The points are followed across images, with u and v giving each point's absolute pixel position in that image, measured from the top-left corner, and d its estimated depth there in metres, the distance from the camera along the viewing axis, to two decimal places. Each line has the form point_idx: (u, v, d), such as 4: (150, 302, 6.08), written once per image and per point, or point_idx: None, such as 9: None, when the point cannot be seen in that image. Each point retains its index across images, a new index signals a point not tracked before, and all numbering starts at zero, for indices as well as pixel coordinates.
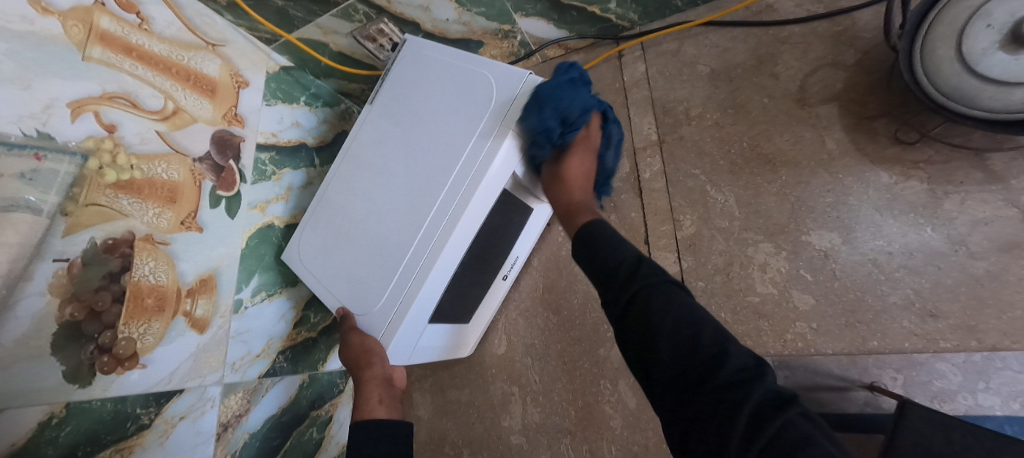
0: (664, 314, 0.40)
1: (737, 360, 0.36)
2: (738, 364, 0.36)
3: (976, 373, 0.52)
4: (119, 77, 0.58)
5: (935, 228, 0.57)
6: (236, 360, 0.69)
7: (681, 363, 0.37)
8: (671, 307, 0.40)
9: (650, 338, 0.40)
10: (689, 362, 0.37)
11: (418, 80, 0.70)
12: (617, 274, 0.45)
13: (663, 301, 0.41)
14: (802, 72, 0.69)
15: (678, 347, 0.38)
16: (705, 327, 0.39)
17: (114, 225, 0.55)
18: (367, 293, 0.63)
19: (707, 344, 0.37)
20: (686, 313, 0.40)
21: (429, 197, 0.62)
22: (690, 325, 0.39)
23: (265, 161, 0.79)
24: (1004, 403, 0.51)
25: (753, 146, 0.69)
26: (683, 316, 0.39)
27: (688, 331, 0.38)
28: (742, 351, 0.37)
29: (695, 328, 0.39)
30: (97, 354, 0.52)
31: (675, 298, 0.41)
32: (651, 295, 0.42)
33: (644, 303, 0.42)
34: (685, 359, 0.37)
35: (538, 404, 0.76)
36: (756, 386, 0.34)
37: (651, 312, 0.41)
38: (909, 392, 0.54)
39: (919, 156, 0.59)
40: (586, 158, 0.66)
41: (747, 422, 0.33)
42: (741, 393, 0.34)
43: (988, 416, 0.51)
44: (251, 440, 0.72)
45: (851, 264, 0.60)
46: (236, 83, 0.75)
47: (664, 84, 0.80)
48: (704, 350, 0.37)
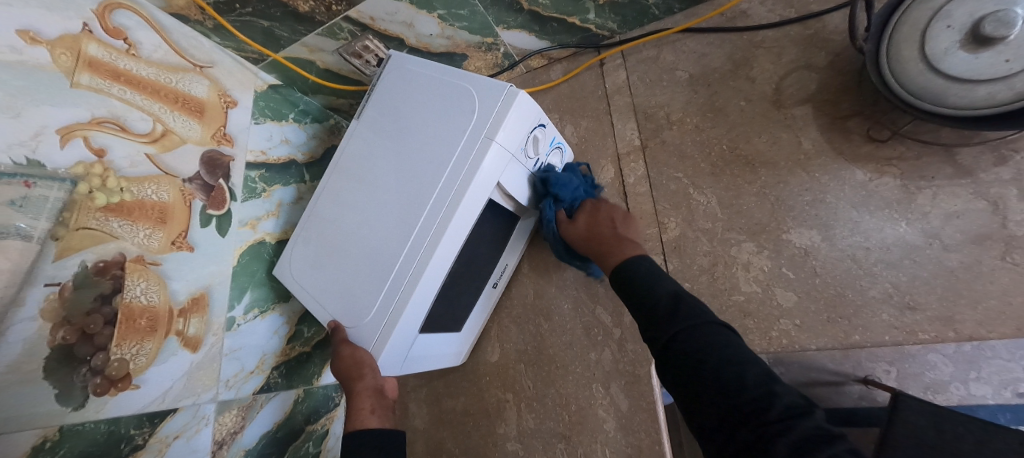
0: (709, 351, 0.41)
1: (786, 400, 0.36)
2: (786, 402, 0.36)
3: (966, 363, 0.53)
4: (107, 102, 0.59)
5: (910, 222, 0.58)
6: (230, 377, 0.70)
7: (727, 399, 0.38)
8: (715, 345, 0.41)
9: (697, 373, 0.40)
10: (736, 398, 0.38)
11: (404, 94, 0.71)
12: (659, 311, 0.46)
13: (710, 339, 0.42)
14: (777, 75, 0.71)
15: (724, 382, 0.39)
16: (751, 365, 0.39)
17: (105, 247, 0.56)
18: (358, 304, 0.64)
19: (755, 383, 0.38)
20: (730, 350, 0.41)
21: (416, 208, 0.63)
22: (736, 364, 0.39)
23: (254, 179, 0.80)
24: (995, 392, 0.52)
25: (733, 148, 0.71)
26: (728, 354, 0.40)
27: (733, 367, 0.39)
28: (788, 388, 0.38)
29: (742, 367, 0.39)
30: (90, 376, 0.52)
31: (720, 335, 0.42)
32: (695, 333, 0.43)
33: (689, 340, 0.42)
34: (732, 394, 0.38)
35: (532, 410, 0.77)
36: (802, 422, 0.35)
37: (696, 347, 0.42)
38: (903, 385, 0.55)
39: (891, 152, 0.60)
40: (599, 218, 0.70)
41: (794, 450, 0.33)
42: (790, 426, 0.34)
43: (981, 406, 0.52)
44: (247, 456, 0.72)
45: (830, 261, 0.61)
46: (225, 103, 0.76)
47: (645, 90, 0.81)
48: (752, 388, 0.38)
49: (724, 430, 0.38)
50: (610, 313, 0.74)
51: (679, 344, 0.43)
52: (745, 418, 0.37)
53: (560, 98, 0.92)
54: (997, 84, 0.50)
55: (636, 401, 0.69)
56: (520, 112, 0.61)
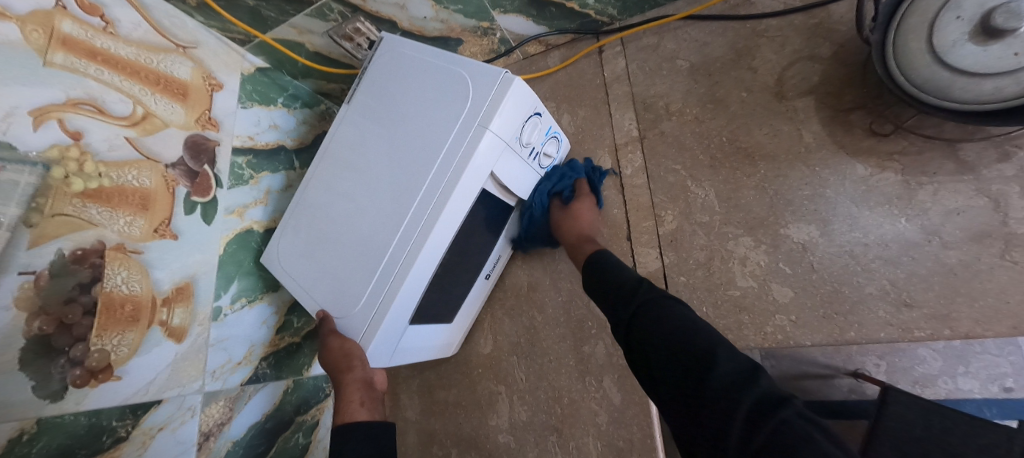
0: (662, 325, 0.41)
1: (732, 364, 0.36)
2: (732, 368, 0.36)
3: (955, 358, 0.52)
4: (83, 82, 0.56)
5: (909, 218, 0.57)
6: (217, 367, 0.68)
7: (676, 367, 0.38)
8: (671, 318, 0.42)
9: (652, 345, 0.41)
10: (687, 367, 0.38)
11: (396, 78, 0.69)
12: (624, 289, 0.48)
13: (670, 313, 0.42)
14: (779, 65, 0.69)
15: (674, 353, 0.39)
16: (703, 333, 0.40)
17: (83, 234, 0.54)
18: (347, 294, 0.62)
19: (701, 350, 0.38)
20: (686, 323, 0.41)
21: (409, 196, 0.61)
22: (687, 332, 0.40)
23: (241, 165, 0.77)
24: (983, 386, 0.51)
25: (732, 140, 0.69)
26: (680, 323, 0.41)
27: (688, 335, 0.40)
28: (738, 355, 0.38)
29: (691, 336, 0.39)
30: (69, 367, 0.51)
31: (676, 308, 0.43)
32: (654, 308, 0.43)
33: (645, 312, 0.44)
34: (683, 361, 0.38)
35: (524, 403, 0.76)
36: (750, 389, 0.34)
37: (651, 320, 0.42)
38: (891, 378, 0.54)
39: (893, 147, 0.59)
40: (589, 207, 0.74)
41: (742, 415, 0.33)
42: (736, 393, 0.34)
43: (967, 400, 0.52)
44: (235, 448, 0.71)
45: (828, 256, 0.60)
46: (209, 86, 0.73)
47: (644, 79, 0.79)
48: (700, 353, 0.38)
49: (679, 398, 0.37)
50: None
51: (638, 319, 0.44)
52: (695, 387, 0.36)
53: (557, 86, 0.89)
54: (1005, 78, 0.48)
55: (629, 395, 0.69)
56: (516, 100, 0.59)
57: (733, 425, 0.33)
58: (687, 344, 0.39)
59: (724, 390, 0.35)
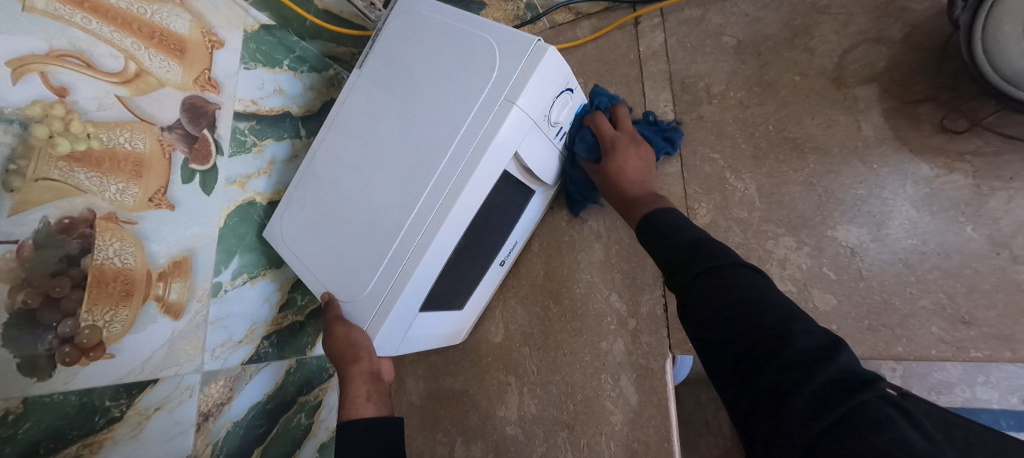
0: (725, 290, 0.37)
1: (807, 340, 0.31)
2: (807, 344, 0.31)
3: (976, 366, 0.50)
4: (68, 32, 0.50)
5: (976, 227, 0.52)
6: (216, 346, 0.65)
7: (739, 337, 0.34)
8: (736, 286, 0.36)
9: (710, 313, 0.36)
10: (751, 338, 0.33)
11: (414, 42, 0.62)
12: (681, 254, 0.43)
13: (740, 281, 0.37)
14: (840, 47, 0.62)
15: (736, 319, 0.34)
16: (775, 307, 0.34)
17: (70, 202, 0.49)
18: (355, 278, 0.58)
19: (770, 323, 0.33)
20: (754, 291, 0.36)
21: (424, 175, 0.56)
22: (755, 302, 0.35)
23: (244, 131, 0.72)
24: (1002, 397, 0.49)
25: (780, 129, 0.63)
26: (748, 291, 0.36)
27: (755, 306, 0.34)
28: (817, 332, 0.32)
29: (759, 303, 0.34)
30: (57, 345, 0.47)
31: (742, 275, 0.37)
32: (716, 274, 0.38)
33: (706, 279, 0.38)
34: (746, 329, 0.34)
35: (535, 396, 0.73)
36: (825, 366, 0.29)
37: (710, 289, 0.37)
38: (906, 383, 0.52)
39: (966, 146, 0.53)
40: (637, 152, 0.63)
41: (813, 392, 0.28)
42: (808, 369, 0.29)
43: (984, 410, 0.50)
44: (236, 428, 0.69)
45: (879, 264, 0.55)
46: (209, 43, 0.67)
47: (684, 56, 0.72)
48: (767, 324, 0.33)
49: (738, 377, 0.33)
50: (626, 302, 0.69)
51: (698, 285, 0.39)
52: (756, 362, 0.32)
53: (585, 60, 0.82)
54: None
55: (647, 396, 0.66)
56: (548, 74, 0.53)
57: (800, 398, 0.28)
58: (754, 312, 0.34)
59: (793, 364, 0.30)
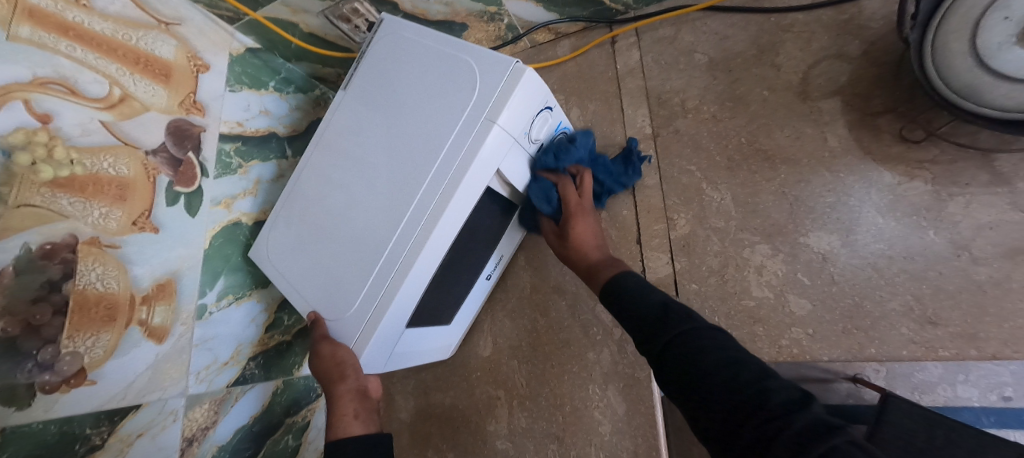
0: (698, 351, 0.38)
1: (781, 395, 0.33)
2: (781, 398, 0.33)
3: (955, 365, 0.51)
4: (53, 60, 0.51)
5: (938, 231, 0.54)
6: (201, 369, 0.65)
7: (719, 402, 0.35)
8: (709, 346, 0.38)
9: (688, 378, 0.37)
10: (733, 398, 0.34)
11: (397, 63, 0.64)
12: (648, 320, 0.44)
13: (707, 339, 0.39)
14: (804, 63, 0.66)
15: (716, 385, 0.36)
16: (747, 365, 0.36)
17: (53, 227, 0.49)
18: (342, 295, 0.59)
19: (749, 383, 0.34)
20: (722, 352, 0.37)
21: (409, 192, 0.57)
22: (726, 365, 0.36)
23: (229, 153, 0.72)
24: (982, 394, 0.50)
25: (752, 141, 0.66)
26: (717, 350, 0.37)
27: (727, 368, 0.36)
28: (788, 385, 0.34)
29: (729, 364, 0.36)
30: (37, 373, 0.47)
31: (708, 336, 0.39)
32: (688, 337, 0.40)
33: (679, 344, 0.40)
34: (724, 392, 0.35)
35: (524, 409, 0.74)
36: (799, 414, 0.31)
37: (684, 349, 0.39)
38: (890, 384, 0.53)
39: (924, 154, 0.56)
40: (589, 221, 0.65)
41: (788, 444, 0.29)
42: (783, 419, 0.31)
43: (966, 408, 0.51)
44: (221, 452, 0.68)
45: (850, 268, 0.57)
46: (194, 67, 0.68)
47: (659, 73, 0.75)
48: (744, 385, 0.34)
49: (726, 439, 0.33)
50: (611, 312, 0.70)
51: (672, 351, 0.40)
52: (743, 421, 0.33)
53: (565, 77, 0.84)
54: None
55: (634, 406, 0.67)
56: (527, 93, 0.55)
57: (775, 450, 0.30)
58: (728, 367, 0.36)
59: (772, 419, 0.31)
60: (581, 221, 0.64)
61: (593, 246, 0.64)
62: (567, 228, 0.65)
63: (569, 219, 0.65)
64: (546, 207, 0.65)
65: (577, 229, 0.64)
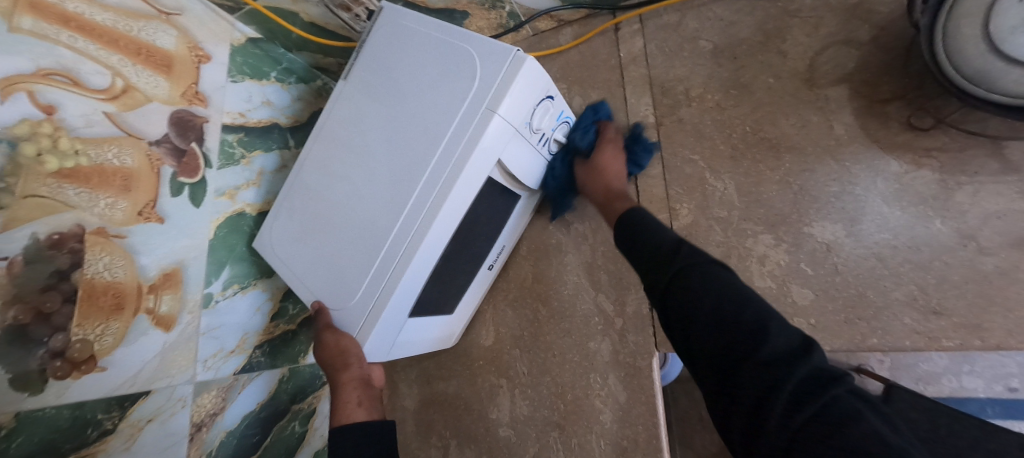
0: (704, 291, 0.39)
1: (781, 339, 0.34)
2: (779, 344, 0.34)
3: (955, 354, 0.51)
4: (55, 51, 0.51)
5: (944, 220, 0.54)
6: (208, 357, 0.66)
7: (720, 336, 0.36)
8: (715, 288, 0.39)
9: (691, 317, 0.39)
10: (726, 340, 0.36)
11: (397, 53, 0.64)
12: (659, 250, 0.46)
13: (713, 278, 0.40)
14: (811, 49, 0.64)
15: (718, 319, 0.37)
16: (750, 305, 0.37)
17: (59, 218, 0.50)
18: (345, 285, 0.59)
19: (749, 322, 0.36)
20: (729, 290, 0.39)
21: (410, 183, 0.57)
22: (732, 303, 0.37)
23: (232, 143, 0.73)
24: None
25: (756, 130, 0.65)
26: (726, 291, 0.38)
27: (732, 304, 0.37)
28: (788, 329, 0.36)
29: (738, 303, 0.37)
30: (48, 359, 0.48)
31: (718, 276, 0.40)
32: (693, 274, 0.41)
33: (687, 277, 0.41)
34: (727, 327, 0.36)
35: (527, 397, 0.74)
36: (801, 363, 0.33)
37: (687, 294, 0.40)
38: None
39: (932, 142, 0.55)
40: (618, 154, 0.68)
41: (786, 399, 0.31)
42: (783, 371, 0.32)
43: None
44: (229, 438, 0.69)
45: (854, 258, 0.57)
46: (196, 57, 0.68)
47: (663, 61, 0.74)
48: (746, 322, 0.36)
49: (720, 376, 0.35)
50: (612, 302, 0.71)
51: (675, 288, 0.41)
52: (735, 364, 0.35)
53: (568, 66, 0.83)
54: None
55: (635, 394, 0.67)
56: (528, 81, 0.54)
57: (777, 407, 0.31)
58: (733, 305, 0.37)
59: (773, 363, 0.33)
60: (610, 153, 0.68)
61: (617, 175, 0.66)
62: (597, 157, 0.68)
63: (597, 151, 0.68)
64: (580, 143, 0.69)
65: (603, 156, 0.67)
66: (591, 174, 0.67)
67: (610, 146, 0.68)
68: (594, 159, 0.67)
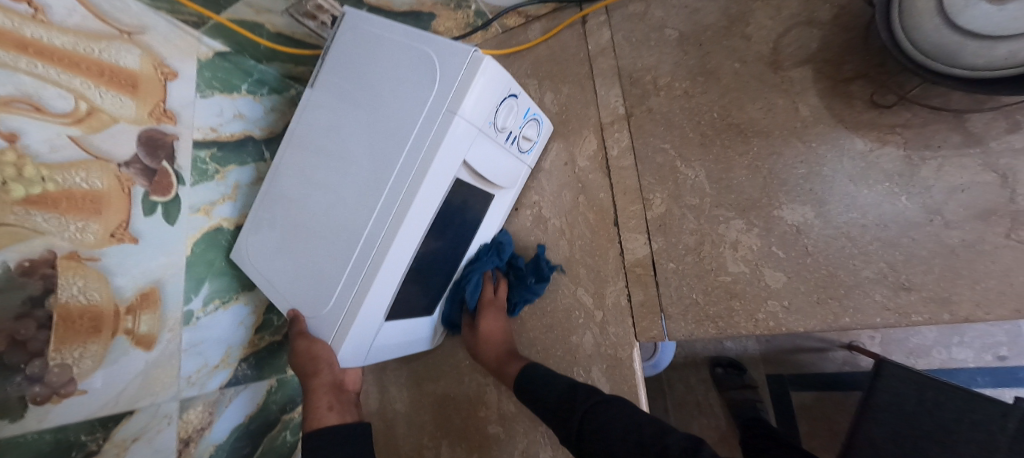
0: (614, 428, 0.48)
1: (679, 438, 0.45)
2: (676, 439, 0.45)
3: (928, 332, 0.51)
4: (15, 77, 0.51)
5: (910, 196, 0.54)
6: (192, 373, 0.66)
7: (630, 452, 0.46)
8: (614, 418, 0.49)
9: (599, 439, 0.48)
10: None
11: (363, 57, 0.63)
12: (561, 404, 0.55)
13: (606, 414, 0.50)
14: (775, 32, 0.64)
15: (624, 438, 0.47)
16: (646, 423, 0.47)
17: (29, 244, 0.50)
18: (319, 291, 0.59)
19: (651, 439, 0.45)
20: (626, 417, 0.49)
21: (379, 186, 0.57)
22: (631, 425, 0.47)
23: (205, 159, 0.73)
24: None
25: (724, 116, 0.65)
26: (619, 419, 0.48)
27: (631, 431, 0.47)
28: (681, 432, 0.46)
29: (634, 423, 0.48)
30: (27, 385, 0.48)
31: (613, 407, 0.50)
32: (597, 413, 0.51)
33: (597, 411, 0.51)
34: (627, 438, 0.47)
35: (513, 394, 0.75)
36: (693, 454, 0.42)
37: (595, 425, 0.50)
38: None
39: (896, 119, 0.55)
40: (498, 315, 0.72)
41: None
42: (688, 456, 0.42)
43: None
44: (218, 451, 0.70)
45: (824, 238, 0.57)
46: (162, 75, 0.68)
47: (631, 51, 0.74)
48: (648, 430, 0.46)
49: None
50: (592, 295, 0.71)
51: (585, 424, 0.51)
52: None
53: (538, 61, 0.83)
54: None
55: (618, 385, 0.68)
56: (489, 81, 0.54)
57: None
58: (635, 422, 0.48)
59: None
60: (490, 318, 0.71)
61: (499, 339, 0.70)
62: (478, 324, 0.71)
63: (480, 315, 0.71)
64: (467, 304, 0.70)
65: (485, 326, 0.71)
66: (477, 342, 0.71)
67: (490, 308, 0.72)
68: (478, 327, 0.71)
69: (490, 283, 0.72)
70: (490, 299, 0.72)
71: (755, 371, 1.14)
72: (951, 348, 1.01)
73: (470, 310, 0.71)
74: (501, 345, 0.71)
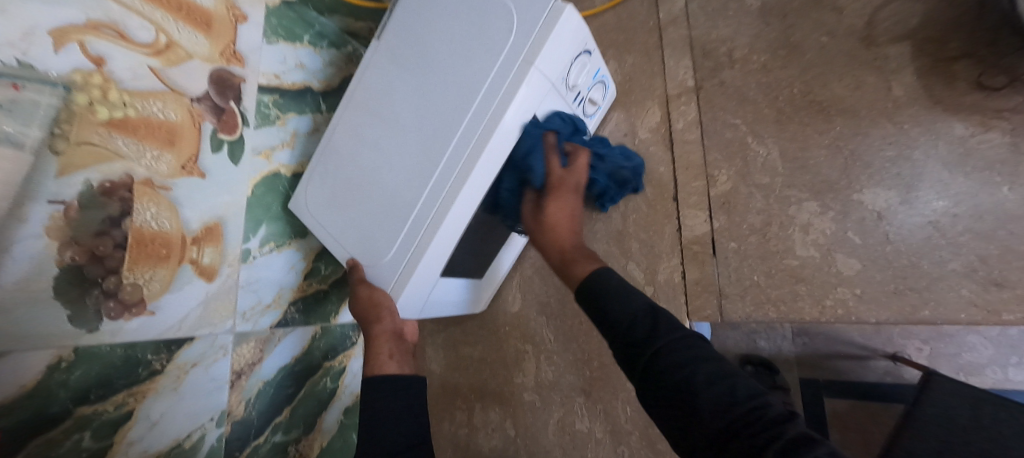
0: (693, 366, 0.37)
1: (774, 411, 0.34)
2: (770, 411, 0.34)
3: None
4: (104, 3, 0.52)
5: (1014, 187, 0.50)
6: (247, 309, 0.68)
7: (718, 409, 0.35)
8: (701, 360, 0.38)
9: (680, 388, 0.37)
10: (729, 415, 0.34)
11: (429, 12, 0.62)
12: (636, 326, 0.42)
13: (690, 353, 0.39)
14: (871, 4, 0.59)
15: (715, 398, 0.35)
16: (739, 381, 0.37)
17: (110, 166, 0.52)
18: (377, 243, 0.60)
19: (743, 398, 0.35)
20: (713, 364, 0.38)
21: (441, 144, 0.56)
22: (722, 377, 0.36)
23: (267, 104, 0.73)
24: None
25: (805, 92, 0.61)
26: (711, 368, 0.37)
27: (723, 382, 0.36)
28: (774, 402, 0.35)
29: (728, 380, 0.36)
30: (102, 299, 0.51)
31: (702, 353, 0.39)
32: (680, 350, 0.39)
33: (670, 351, 0.39)
34: (721, 411, 0.35)
35: (552, 363, 0.75)
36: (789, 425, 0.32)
37: (679, 357, 0.38)
38: None
39: (1003, 103, 0.51)
40: (571, 201, 0.60)
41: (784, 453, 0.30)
42: (775, 430, 0.32)
43: None
44: (267, 387, 0.73)
45: (907, 227, 0.54)
46: (233, 17, 0.68)
47: (705, 21, 0.70)
48: (741, 403, 0.35)
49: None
50: (643, 270, 0.70)
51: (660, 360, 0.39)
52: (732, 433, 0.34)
53: (604, 29, 0.80)
54: None
55: None
56: (565, 34, 0.53)
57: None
58: (726, 378, 0.36)
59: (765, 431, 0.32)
60: (561, 202, 0.60)
61: (570, 230, 0.59)
62: (547, 204, 0.59)
63: (549, 197, 0.59)
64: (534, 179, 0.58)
65: (554, 209, 0.59)
66: (538, 228, 0.61)
67: (562, 193, 0.60)
68: (544, 211, 0.59)
69: (565, 167, 0.60)
70: (565, 180, 0.60)
71: (788, 373, 1.06)
72: (1009, 368, 0.91)
73: (537, 188, 0.60)
74: (573, 238, 0.59)
